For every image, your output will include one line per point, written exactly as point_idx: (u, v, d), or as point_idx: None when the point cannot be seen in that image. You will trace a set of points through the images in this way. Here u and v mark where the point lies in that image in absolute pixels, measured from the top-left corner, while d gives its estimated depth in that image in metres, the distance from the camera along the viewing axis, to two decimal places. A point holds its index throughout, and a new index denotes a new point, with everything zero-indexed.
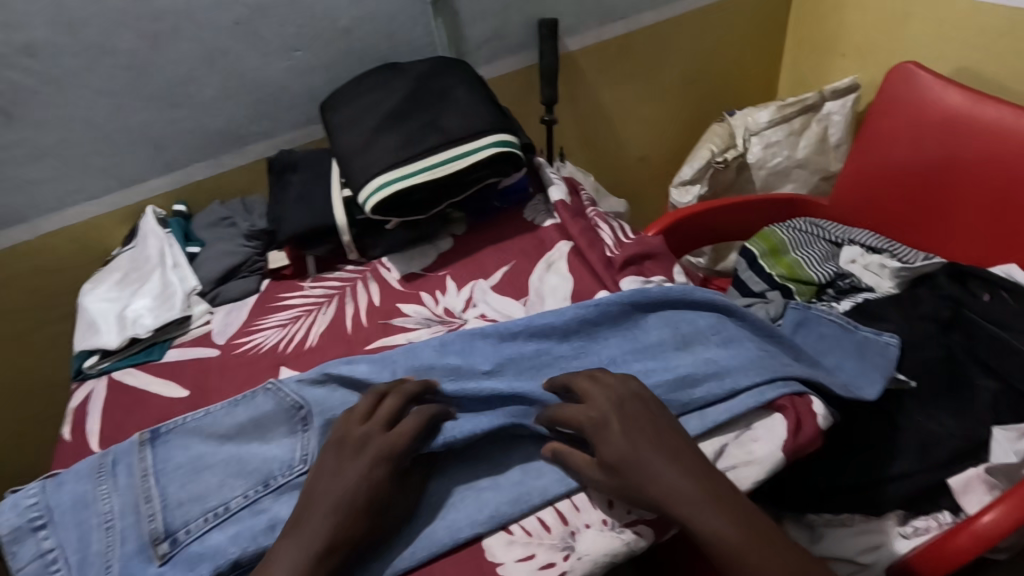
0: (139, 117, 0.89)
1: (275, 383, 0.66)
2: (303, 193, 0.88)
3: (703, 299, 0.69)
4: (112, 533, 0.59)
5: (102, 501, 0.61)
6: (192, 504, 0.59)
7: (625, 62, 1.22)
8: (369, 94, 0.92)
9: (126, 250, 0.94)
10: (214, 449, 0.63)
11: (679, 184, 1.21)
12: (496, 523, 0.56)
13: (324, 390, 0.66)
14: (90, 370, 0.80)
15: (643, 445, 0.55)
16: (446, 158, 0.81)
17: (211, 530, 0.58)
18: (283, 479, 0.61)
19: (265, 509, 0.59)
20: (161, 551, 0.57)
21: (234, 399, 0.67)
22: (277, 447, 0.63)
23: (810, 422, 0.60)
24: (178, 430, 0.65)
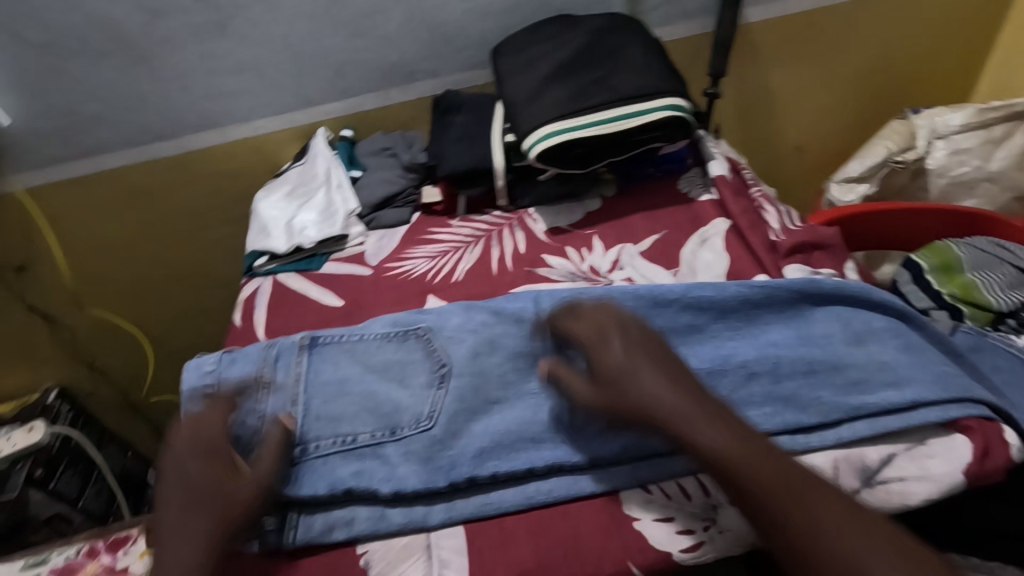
0: (327, 42, 0.95)
1: (427, 332, 0.67)
2: (464, 133, 0.90)
3: (882, 301, 0.66)
4: (261, 424, 0.61)
5: (260, 392, 0.63)
6: (327, 423, 0.61)
7: (806, 43, 1.13)
8: (543, 43, 0.91)
9: (296, 166, 1.01)
10: (360, 377, 0.65)
11: (844, 181, 1.11)
12: (633, 480, 0.58)
13: (469, 341, 0.65)
14: (258, 270, 0.88)
15: (649, 381, 0.53)
16: (616, 115, 0.79)
17: (334, 455, 0.60)
18: (408, 431, 0.61)
19: (385, 456, 0.60)
20: (291, 455, 0.59)
21: (389, 332, 0.69)
22: (411, 396, 0.63)
23: (1000, 451, 0.56)
24: (334, 345, 0.67)
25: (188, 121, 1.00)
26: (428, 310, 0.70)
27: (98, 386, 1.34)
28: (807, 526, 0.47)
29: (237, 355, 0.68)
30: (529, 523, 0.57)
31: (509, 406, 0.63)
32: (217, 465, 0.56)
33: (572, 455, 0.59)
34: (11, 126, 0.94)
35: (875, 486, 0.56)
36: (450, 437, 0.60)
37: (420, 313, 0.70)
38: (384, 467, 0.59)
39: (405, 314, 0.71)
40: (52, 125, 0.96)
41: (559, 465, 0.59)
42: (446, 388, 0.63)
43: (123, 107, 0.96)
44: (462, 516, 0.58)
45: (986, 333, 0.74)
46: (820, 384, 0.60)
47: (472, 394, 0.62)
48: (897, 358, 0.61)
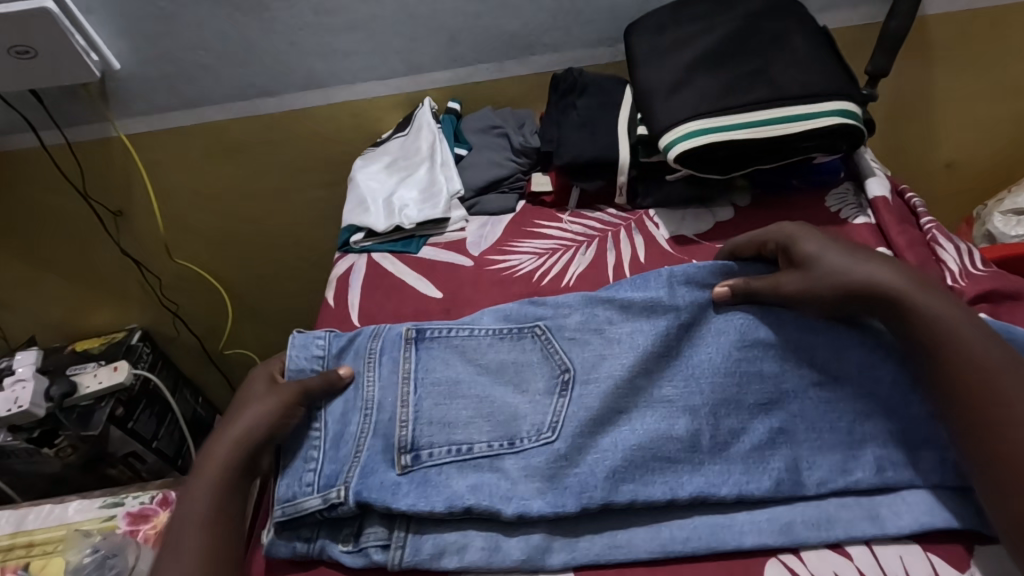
0: (446, 5, 0.87)
1: (545, 331, 0.64)
2: (587, 118, 0.82)
3: None
4: (368, 421, 0.60)
5: (366, 387, 0.62)
6: (440, 428, 0.59)
7: (987, 45, 0.97)
8: (687, 25, 0.81)
9: (397, 136, 0.95)
10: (471, 377, 0.63)
11: (1010, 212, 0.96)
12: (789, 539, 0.53)
13: (591, 353, 0.62)
14: (353, 246, 0.84)
15: (924, 295, 0.56)
16: (774, 118, 0.69)
17: (449, 464, 0.58)
18: (527, 443, 0.58)
19: (503, 468, 0.57)
20: (403, 462, 0.57)
21: (501, 329, 0.66)
22: (530, 403, 0.60)
23: None
24: (443, 341, 0.65)
25: (293, 79, 0.95)
26: (545, 303, 0.67)
27: (179, 333, 1.36)
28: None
29: (352, 343, 0.66)
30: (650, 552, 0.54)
31: (640, 415, 0.59)
32: (254, 397, 0.61)
33: (716, 488, 0.55)
34: (121, 70, 0.92)
35: None
36: (574, 454, 0.57)
37: (534, 304, 0.67)
38: (503, 481, 0.56)
39: (524, 306, 0.68)
40: (160, 72, 0.93)
41: (703, 498, 0.55)
42: (568, 396, 0.60)
43: (231, 59, 0.92)
44: (586, 559, 0.54)
45: None
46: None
47: (599, 406, 0.59)
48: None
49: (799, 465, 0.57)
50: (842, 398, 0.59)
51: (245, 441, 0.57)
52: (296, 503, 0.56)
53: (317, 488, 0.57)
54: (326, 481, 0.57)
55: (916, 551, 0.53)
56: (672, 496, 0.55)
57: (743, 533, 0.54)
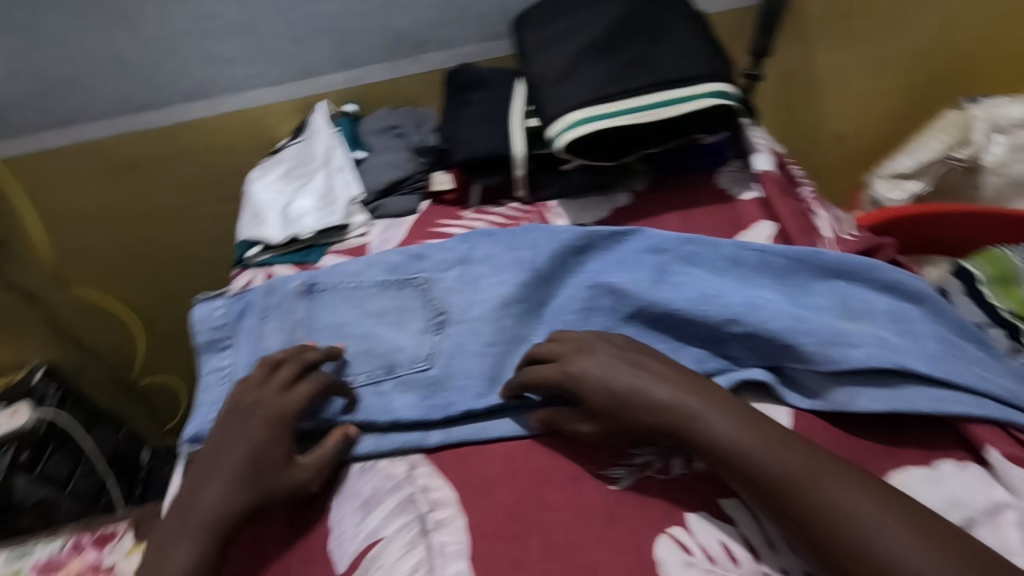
0: (329, 5, 0.85)
1: (425, 282, 0.67)
2: (482, 113, 0.81)
3: (893, 280, 0.60)
4: None
5: (266, 339, 0.65)
6: (327, 366, 0.61)
7: (860, 20, 1.02)
8: (574, 14, 0.81)
9: (294, 143, 0.92)
10: (357, 321, 0.64)
11: (891, 176, 1.04)
12: None
13: (465, 300, 0.65)
14: (252, 260, 0.81)
15: (692, 403, 0.48)
16: (653, 103, 0.70)
17: (337, 396, 0.59)
18: (406, 371, 0.60)
19: (385, 393, 0.59)
20: None
21: (383, 280, 0.68)
22: (409, 339, 0.63)
23: None
24: (332, 292, 0.67)
25: (176, 90, 0.90)
26: (425, 257, 0.69)
27: None
28: (862, 519, 0.42)
29: (251, 304, 0.68)
30: (516, 499, 0.51)
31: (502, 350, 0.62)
32: (249, 421, 0.52)
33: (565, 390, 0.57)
34: None
35: None
36: (447, 378, 0.60)
37: (419, 258, 0.68)
38: (381, 401, 0.58)
39: (399, 258, 0.69)
40: (26, 90, 0.87)
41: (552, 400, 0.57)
42: (443, 333, 0.63)
43: (103, 72, 0.87)
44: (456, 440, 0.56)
45: None
46: (847, 344, 0.55)
47: (470, 340, 0.62)
48: (936, 351, 0.56)
49: None
50: (694, 292, 0.61)
51: (228, 470, 0.50)
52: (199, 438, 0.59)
53: None
54: None
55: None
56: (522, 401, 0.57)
57: (620, 473, 0.51)
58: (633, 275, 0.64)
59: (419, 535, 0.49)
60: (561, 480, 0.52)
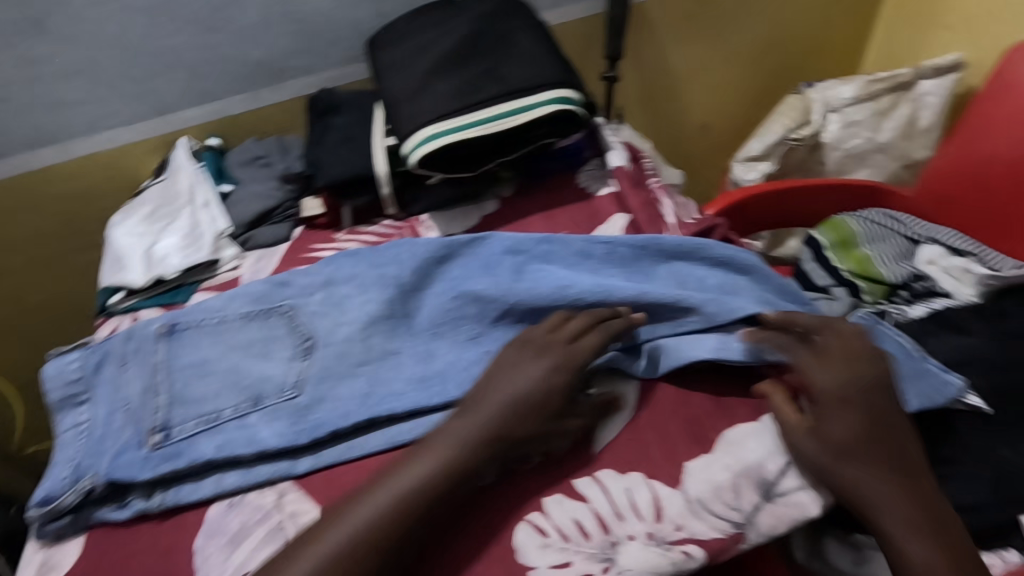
0: (174, 40, 0.83)
1: (290, 309, 0.66)
2: (344, 136, 0.82)
3: (721, 257, 0.66)
4: (128, 414, 0.60)
5: (125, 386, 0.62)
6: (189, 406, 0.59)
7: (702, 20, 1.11)
8: (423, 33, 0.84)
9: (155, 183, 0.89)
10: (220, 356, 0.63)
11: (745, 160, 1.12)
12: None
13: (331, 322, 0.65)
14: (116, 307, 0.78)
15: (878, 399, 0.52)
16: (501, 112, 0.74)
17: (202, 434, 0.58)
18: (273, 400, 0.60)
19: (251, 425, 0.58)
20: (154, 440, 0.57)
21: (249, 312, 0.67)
22: (276, 367, 0.62)
23: None
24: (194, 330, 0.65)
25: (19, 138, 0.86)
26: (290, 284, 0.68)
27: None
28: (912, 521, 0.49)
29: (109, 353, 0.65)
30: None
31: (371, 367, 0.62)
32: (524, 364, 0.55)
33: (430, 398, 0.59)
34: None
35: (774, 500, 0.51)
36: (314, 402, 0.59)
37: (283, 285, 0.68)
38: (247, 434, 0.57)
39: (264, 288, 0.68)
40: None
41: (418, 409, 0.59)
42: (311, 359, 0.63)
43: None
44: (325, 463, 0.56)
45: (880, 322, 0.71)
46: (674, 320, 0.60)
47: (336, 361, 0.62)
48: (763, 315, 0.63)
49: None
50: (549, 285, 0.63)
51: (475, 438, 0.50)
52: (49, 500, 0.55)
53: (70, 480, 0.56)
54: (78, 471, 0.56)
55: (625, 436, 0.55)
56: (389, 413, 0.58)
57: None
58: (493, 279, 0.66)
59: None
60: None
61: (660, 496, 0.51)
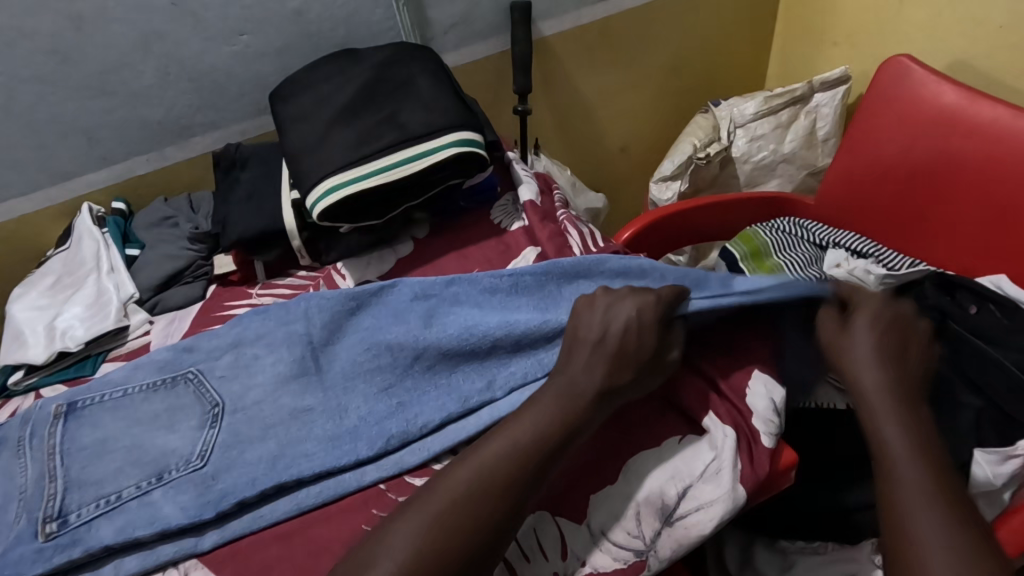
0: (67, 106, 0.82)
1: (197, 375, 0.65)
2: (251, 191, 0.82)
3: (616, 266, 0.69)
4: (21, 505, 0.57)
5: (19, 474, 0.59)
6: (88, 488, 0.57)
7: (607, 48, 1.15)
8: (324, 84, 0.85)
9: (59, 253, 0.86)
10: (122, 432, 0.61)
11: (660, 180, 1.16)
12: (399, 468, 0.58)
13: (240, 386, 0.64)
14: (15, 387, 0.74)
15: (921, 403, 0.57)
16: (403, 158, 0.75)
17: (101, 518, 0.55)
18: (177, 474, 0.58)
19: (153, 503, 0.56)
20: (48, 530, 0.54)
21: (154, 382, 0.65)
22: (181, 439, 0.60)
23: (760, 451, 0.55)
24: (95, 406, 0.63)
25: None
26: (196, 350, 0.67)
27: None
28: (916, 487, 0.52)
29: (3, 440, 0.62)
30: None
31: (279, 431, 0.60)
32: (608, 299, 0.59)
33: (340, 458, 0.58)
34: None
35: (673, 524, 0.52)
36: (220, 472, 0.58)
37: (189, 351, 0.67)
38: (149, 513, 0.55)
39: (168, 357, 0.67)
40: None
41: (329, 470, 0.58)
42: (219, 426, 0.61)
43: None
44: (233, 535, 0.55)
45: None
46: None
47: (245, 428, 0.61)
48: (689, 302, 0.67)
49: (411, 420, 0.60)
50: (458, 327, 0.65)
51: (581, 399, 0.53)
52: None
53: None
54: None
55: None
56: (296, 476, 0.57)
57: None
58: (404, 325, 0.66)
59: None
60: (335, 548, 0.54)
61: (566, 533, 0.52)
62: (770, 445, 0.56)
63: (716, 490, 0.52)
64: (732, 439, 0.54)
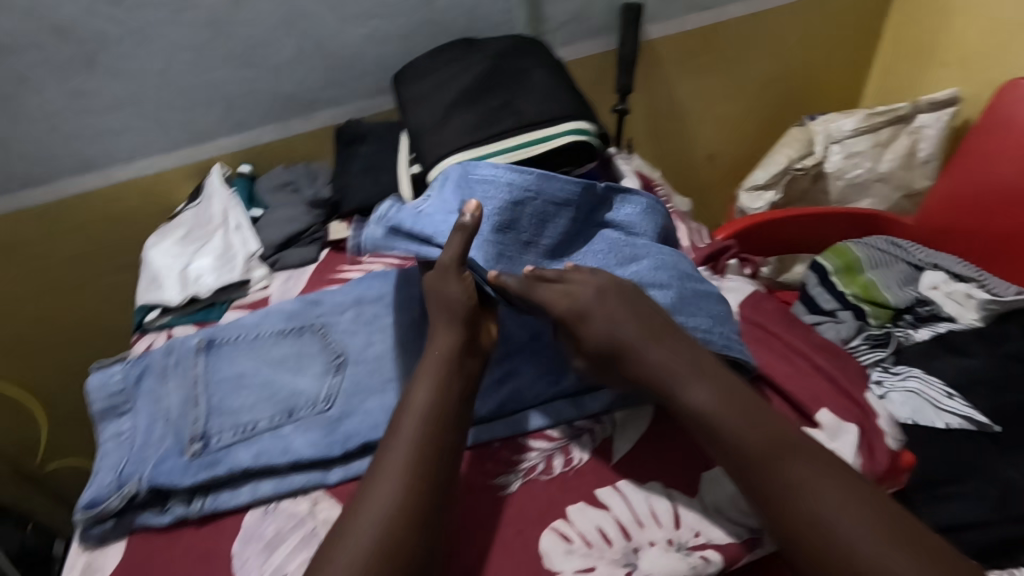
0: (214, 74, 0.89)
1: (322, 327, 0.70)
2: (369, 164, 0.87)
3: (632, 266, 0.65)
4: (167, 424, 0.63)
5: (165, 397, 0.65)
6: (227, 417, 0.62)
7: (707, 55, 1.16)
8: (446, 68, 0.89)
9: (190, 208, 0.94)
10: (256, 370, 0.66)
11: (752, 189, 1.16)
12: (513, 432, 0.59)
13: (362, 341, 0.68)
14: (150, 324, 0.81)
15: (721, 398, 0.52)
16: (521, 142, 0.78)
17: (239, 444, 0.60)
18: (306, 413, 0.62)
19: (285, 436, 0.61)
20: (193, 449, 0.59)
21: (284, 329, 0.70)
22: (309, 382, 0.65)
23: (883, 447, 0.54)
24: (232, 345, 0.69)
25: (63, 163, 0.91)
26: (322, 304, 0.72)
27: None
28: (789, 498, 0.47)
29: (148, 367, 0.69)
30: None
31: (397, 386, 0.64)
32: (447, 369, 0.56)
33: None
34: None
35: None
36: (346, 416, 0.62)
37: (316, 304, 0.72)
38: (282, 444, 0.60)
39: (297, 310, 0.72)
40: None
41: None
42: (343, 374, 0.66)
43: None
44: (358, 472, 0.59)
45: (906, 373, 0.81)
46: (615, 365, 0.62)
47: (367, 378, 0.65)
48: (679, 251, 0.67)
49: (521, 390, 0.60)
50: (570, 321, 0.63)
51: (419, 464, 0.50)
52: (93, 504, 0.57)
53: (115, 486, 0.58)
54: (120, 478, 0.59)
55: (637, 450, 0.57)
56: None
57: (509, 479, 0.56)
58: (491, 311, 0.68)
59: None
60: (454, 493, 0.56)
61: (678, 504, 0.53)
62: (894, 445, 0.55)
63: None
64: (853, 434, 0.54)
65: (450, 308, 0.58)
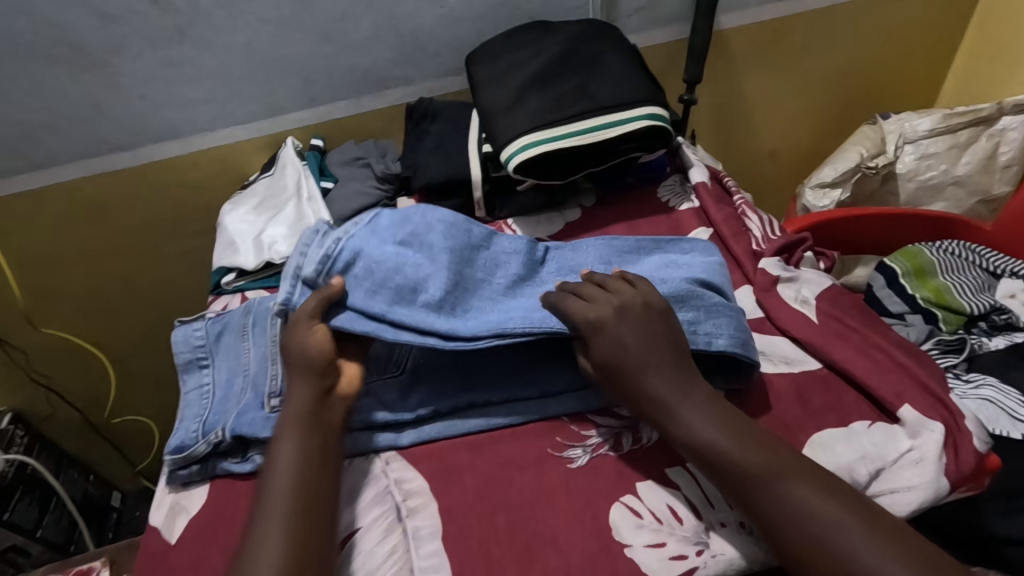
0: (294, 48, 0.92)
1: None
2: (439, 142, 0.88)
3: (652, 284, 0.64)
4: (247, 380, 0.65)
5: (245, 354, 0.68)
6: None
7: (779, 47, 1.14)
8: (520, 50, 0.90)
9: (263, 177, 0.97)
10: None
11: (817, 187, 1.14)
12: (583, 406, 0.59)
13: None
14: (226, 287, 0.85)
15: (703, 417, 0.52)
16: (595, 125, 0.79)
17: None
18: None
19: None
20: (272, 404, 0.62)
21: None
22: None
23: (969, 449, 0.52)
24: None
25: (149, 130, 0.95)
26: None
27: (55, 409, 1.25)
28: (776, 511, 0.48)
29: (229, 325, 0.72)
30: (484, 481, 0.55)
31: None
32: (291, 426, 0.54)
33: (526, 389, 0.60)
34: None
35: None
36: None
37: None
38: None
39: None
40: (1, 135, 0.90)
41: (513, 398, 0.60)
42: None
43: (79, 116, 0.91)
44: (429, 437, 0.59)
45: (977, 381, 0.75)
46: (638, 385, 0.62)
47: None
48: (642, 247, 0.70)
49: None
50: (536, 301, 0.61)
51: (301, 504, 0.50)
52: (182, 449, 0.60)
53: (200, 433, 0.61)
54: (205, 427, 0.61)
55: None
56: (485, 397, 0.60)
57: (577, 453, 0.57)
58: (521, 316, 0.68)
59: (394, 522, 0.53)
60: (523, 463, 0.56)
61: None
62: (982, 449, 0.53)
63: (914, 478, 0.52)
64: (938, 434, 0.53)
65: (312, 358, 0.57)
